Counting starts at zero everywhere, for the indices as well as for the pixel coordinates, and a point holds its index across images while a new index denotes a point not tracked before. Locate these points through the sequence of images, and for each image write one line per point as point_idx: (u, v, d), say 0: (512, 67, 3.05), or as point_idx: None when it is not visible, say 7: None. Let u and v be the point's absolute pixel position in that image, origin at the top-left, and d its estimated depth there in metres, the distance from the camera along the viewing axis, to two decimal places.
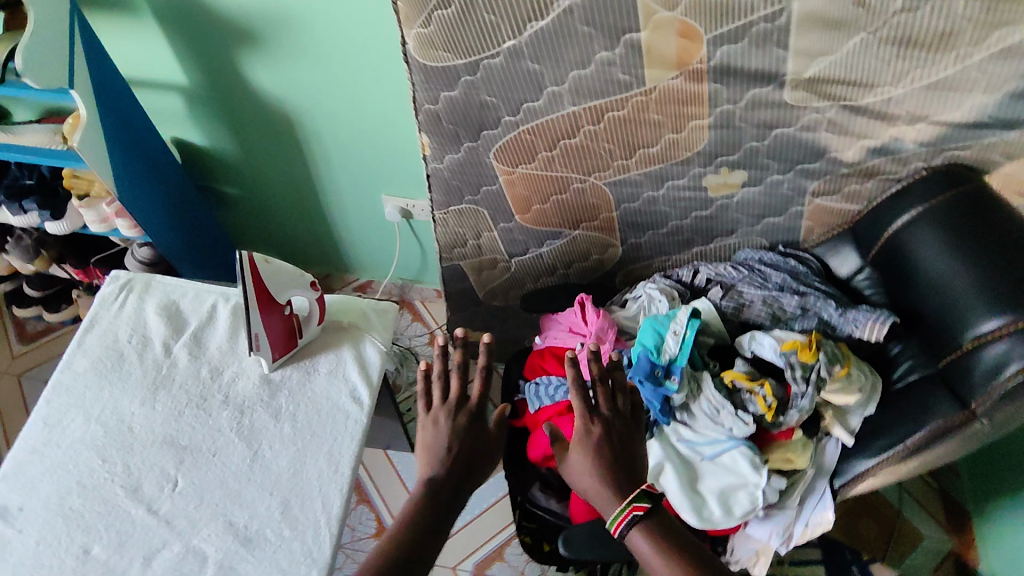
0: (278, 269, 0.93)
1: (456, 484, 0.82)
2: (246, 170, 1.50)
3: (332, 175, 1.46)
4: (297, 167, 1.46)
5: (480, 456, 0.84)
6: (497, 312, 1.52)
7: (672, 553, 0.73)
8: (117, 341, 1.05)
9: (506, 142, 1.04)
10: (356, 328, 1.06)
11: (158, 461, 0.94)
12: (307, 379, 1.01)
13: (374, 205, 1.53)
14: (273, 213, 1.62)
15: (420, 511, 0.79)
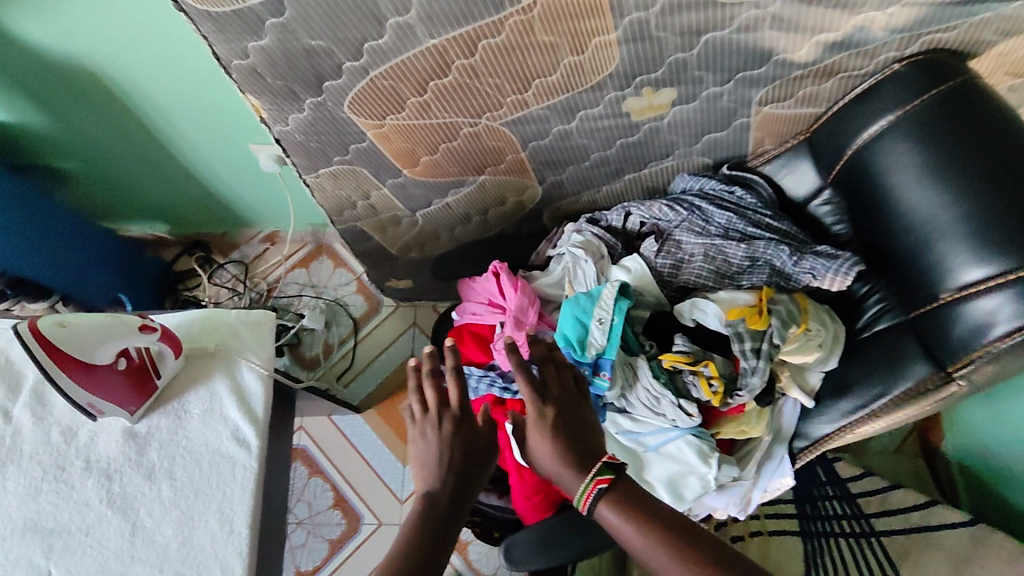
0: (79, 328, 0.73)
1: (456, 503, 0.67)
2: (73, 139, 1.20)
3: (182, 131, 1.18)
4: (134, 126, 1.17)
5: (473, 466, 0.68)
6: (418, 264, 1.32)
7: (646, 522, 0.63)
8: None
9: (360, 93, 0.77)
10: (225, 351, 0.88)
11: (22, 554, 0.78)
12: (179, 425, 0.85)
13: (246, 157, 1.26)
14: (133, 179, 1.35)
15: (419, 541, 0.63)
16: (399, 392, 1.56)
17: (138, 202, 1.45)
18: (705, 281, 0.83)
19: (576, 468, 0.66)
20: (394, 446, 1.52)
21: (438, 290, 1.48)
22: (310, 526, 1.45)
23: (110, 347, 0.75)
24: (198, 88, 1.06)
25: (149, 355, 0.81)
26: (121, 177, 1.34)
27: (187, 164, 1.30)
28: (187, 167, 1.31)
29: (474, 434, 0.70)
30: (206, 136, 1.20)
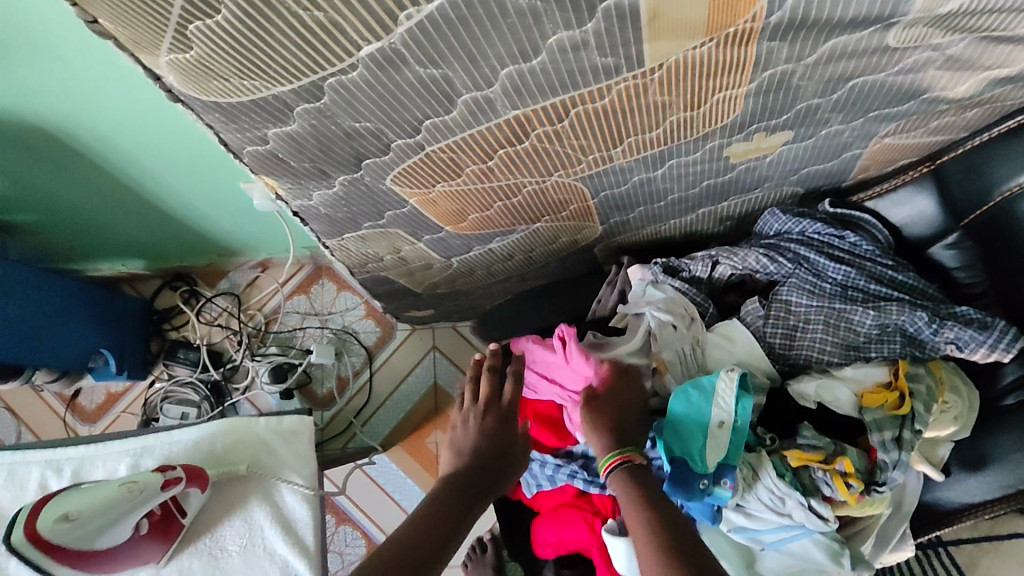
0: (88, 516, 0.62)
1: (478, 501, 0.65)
2: (22, 193, 1.00)
3: (156, 176, 0.99)
4: (95, 175, 0.98)
5: (501, 461, 0.69)
6: (444, 298, 1.17)
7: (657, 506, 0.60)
8: None
9: (410, 166, 0.61)
10: (261, 472, 0.74)
11: None
12: (216, 567, 0.71)
13: (233, 194, 1.07)
14: (99, 224, 1.15)
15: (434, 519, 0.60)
16: (424, 424, 1.43)
17: (107, 244, 1.25)
18: (829, 355, 0.70)
19: (613, 439, 0.66)
20: (426, 484, 1.39)
21: (463, 316, 1.33)
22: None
23: (123, 523, 0.64)
24: (172, 131, 0.86)
25: (171, 499, 0.68)
26: (86, 224, 1.15)
27: (164, 204, 1.10)
28: (162, 208, 1.12)
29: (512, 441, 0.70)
30: (186, 177, 1.01)
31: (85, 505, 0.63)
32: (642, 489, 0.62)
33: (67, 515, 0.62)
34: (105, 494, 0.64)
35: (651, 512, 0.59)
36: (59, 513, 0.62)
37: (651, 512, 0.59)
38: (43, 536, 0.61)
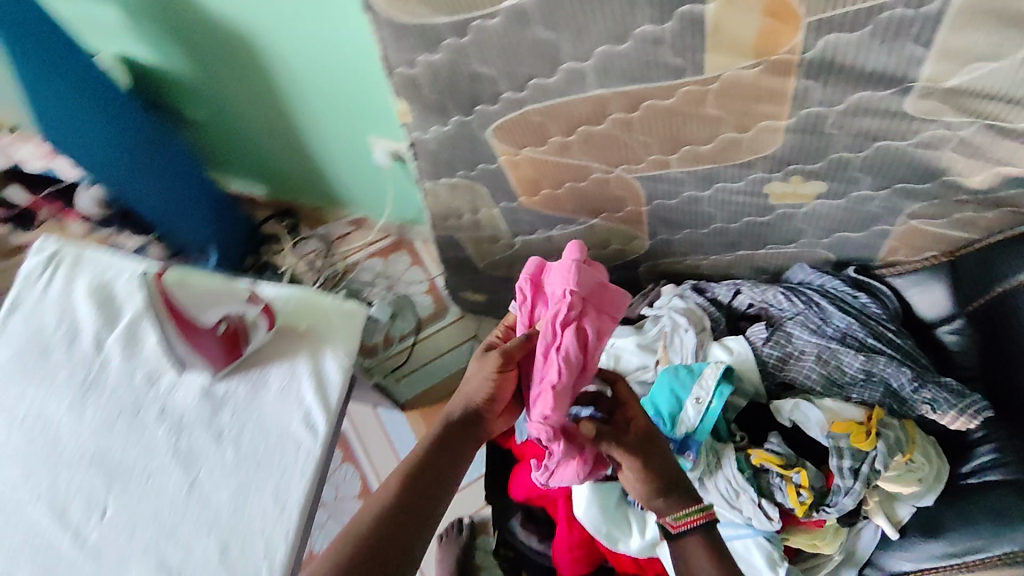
0: (193, 288, 0.92)
1: (437, 485, 0.70)
2: (209, 93, 1.26)
3: (310, 109, 1.23)
4: (267, 96, 1.22)
5: (458, 442, 0.72)
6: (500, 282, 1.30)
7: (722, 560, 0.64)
8: (43, 330, 0.91)
9: (508, 122, 0.78)
10: (315, 335, 0.90)
11: (86, 483, 0.82)
12: (255, 395, 0.86)
13: (361, 145, 1.29)
14: (251, 139, 1.40)
15: (382, 517, 0.66)
16: (443, 399, 1.54)
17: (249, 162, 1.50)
18: (812, 383, 0.80)
19: (669, 491, 0.67)
20: None
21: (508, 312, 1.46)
22: (333, 512, 1.45)
23: (213, 307, 0.90)
24: (337, 70, 1.09)
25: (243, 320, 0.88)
26: (241, 138, 1.40)
27: (305, 138, 1.34)
28: (302, 141, 1.35)
29: (491, 412, 0.74)
30: (329, 117, 1.23)
31: (196, 283, 0.93)
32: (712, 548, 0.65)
33: (185, 279, 0.94)
34: (214, 282, 0.94)
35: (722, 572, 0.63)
36: (180, 278, 0.93)
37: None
38: (162, 282, 0.89)
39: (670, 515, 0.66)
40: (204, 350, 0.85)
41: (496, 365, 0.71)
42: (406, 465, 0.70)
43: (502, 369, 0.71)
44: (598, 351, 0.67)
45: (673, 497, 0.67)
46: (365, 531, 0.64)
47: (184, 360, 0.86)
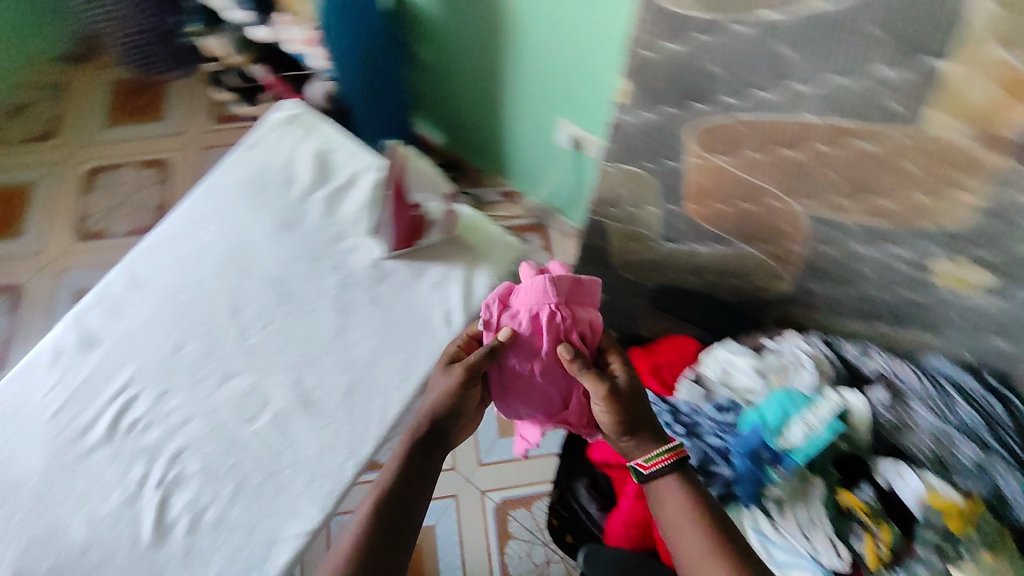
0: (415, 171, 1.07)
1: (411, 497, 0.81)
2: (444, 36, 1.43)
3: (523, 74, 1.35)
4: (492, 51, 1.36)
5: (420, 464, 0.83)
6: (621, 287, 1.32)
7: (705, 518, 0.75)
8: (268, 170, 1.11)
9: (715, 124, 0.89)
10: (476, 252, 1.03)
11: (263, 295, 0.99)
12: (413, 280, 1.00)
13: (549, 125, 1.42)
14: (456, 89, 1.56)
15: (367, 532, 0.76)
16: None
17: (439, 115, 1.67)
18: (919, 456, 0.82)
19: (649, 437, 0.81)
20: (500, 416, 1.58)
21: None
22: None
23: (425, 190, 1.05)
24: (568, 48, 1.21)
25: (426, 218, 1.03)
26: (448, 89, 1.58)
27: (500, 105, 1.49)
28: (496, 106, 1.50)
29: (452, 423, 0.86)
30: (536, 90, 1.36)
31: (418, 168, 1.08)
32: (686, 511, 0.76)
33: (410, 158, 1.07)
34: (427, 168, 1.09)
35: (699, 527, 0.74)
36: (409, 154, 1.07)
37: (701, 536, 0.74)
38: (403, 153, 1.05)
39: (642, 457, 0.80)
40: (398, 222, 1.00)
41: (462, 377, 0.83)
42: (386, 488, 0.80)
43: (467, 382, 0.84)
44: (593, 337, 0.86)
45: (645, 441, 0.81)
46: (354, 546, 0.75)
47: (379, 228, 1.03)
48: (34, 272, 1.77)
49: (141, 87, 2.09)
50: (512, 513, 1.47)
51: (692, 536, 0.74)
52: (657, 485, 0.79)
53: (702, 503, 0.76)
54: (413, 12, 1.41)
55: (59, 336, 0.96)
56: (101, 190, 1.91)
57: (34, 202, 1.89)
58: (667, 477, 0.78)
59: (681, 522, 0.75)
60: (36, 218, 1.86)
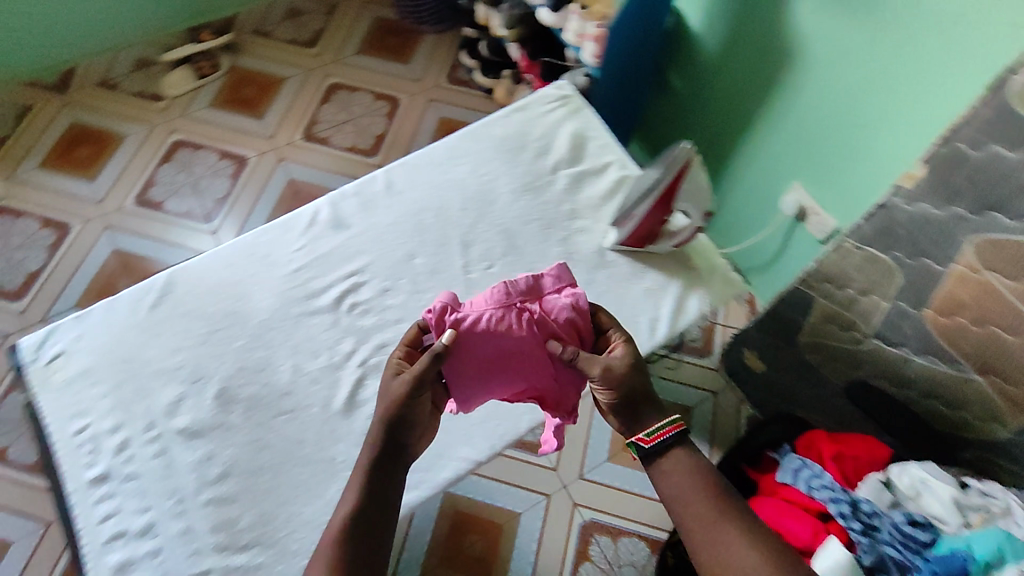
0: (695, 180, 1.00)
1: (378, 510, 0.75)
2: (706, 79, 1.43)
3: (776, 140, 1.33)
4: (751, 108, 1.35)
5: (383, 482, 0.75)
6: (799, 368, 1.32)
7: (711, 505, 0.75)
8: (527, 133, 1.16)
9: (1008, 242, 0.86)
10: (697, 275, 1.03)
11: (492, 241, 1.06)
12: (630, 279, 1.02)
13: (777, 192, 1.37)
14: (689, 128, 1.56)
15: (342, 542, 0.72)
16: None
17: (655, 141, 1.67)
18: None
19: (651, 412, 0.80)
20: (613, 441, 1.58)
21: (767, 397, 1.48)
22: None
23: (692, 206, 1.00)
24: (844, 137, 1.17)
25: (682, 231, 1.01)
26: (678, 122, 1.58)
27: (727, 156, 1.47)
28: (723, 155, 1.48)
29: (407, 434, 0.76)
30: (780, 158, 1.33)
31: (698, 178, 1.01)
32: (693, 499, 0.76)
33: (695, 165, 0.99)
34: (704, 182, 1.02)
35: (711, 514, 0.75)
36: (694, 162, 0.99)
37: (708, 515, 0.75)
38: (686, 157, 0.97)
39: (641, 432, 0.79)
40: (647, 226, 0.99)
41: (410, 388, 0.74)
42: (348, 503, 0.74)
43: (416, 395, 0.75)
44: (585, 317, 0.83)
45: (643, 416, 0.79)
46: (337, 555, 0.71)
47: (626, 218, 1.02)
48: (260, 153, 1.97)
49: (398, 29, 2.26)
50: (596, 537, 1.46)
51: (705, 513, 0.75)
52: (663, 458, 0.79)
53: (703, 488, 0.76)
54: (690, 48, 1.43)
55: (318, 209, 1.07)
56: (336, 104, 2.08)
57: (281, 94, 2.09)
58: (672, 448, 0.79)
59: (693, 505, 0.76)
60: (276, 110, 2.06)
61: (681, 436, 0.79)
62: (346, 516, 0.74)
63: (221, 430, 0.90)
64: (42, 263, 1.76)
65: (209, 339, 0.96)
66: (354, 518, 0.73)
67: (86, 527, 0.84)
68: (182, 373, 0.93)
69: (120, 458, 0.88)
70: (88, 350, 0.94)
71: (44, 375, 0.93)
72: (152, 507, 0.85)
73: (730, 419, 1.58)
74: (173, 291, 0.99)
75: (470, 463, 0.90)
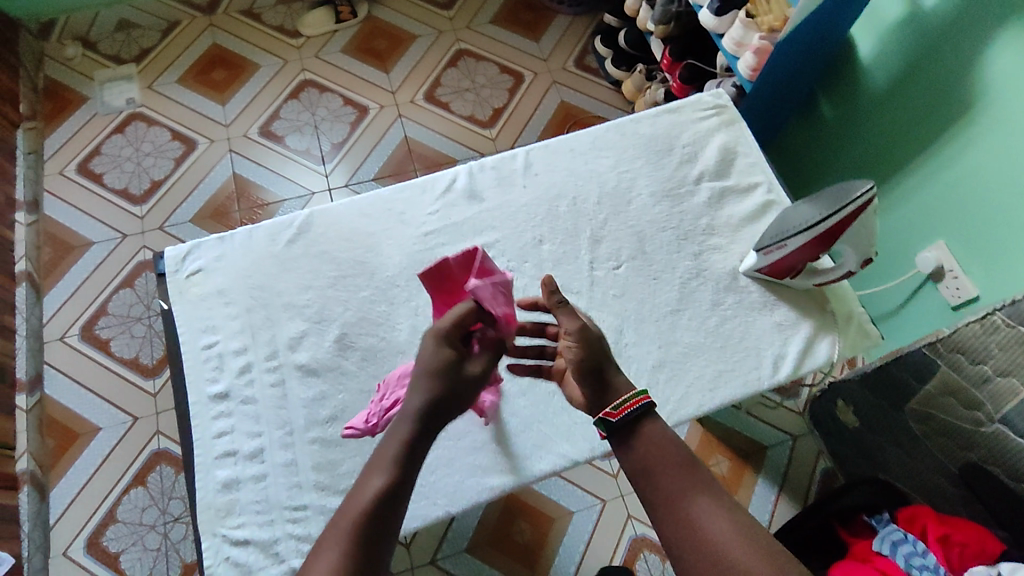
0: (868, 226, 0.87)
1: (403, 503, 0.64)
2: (864, 115, 1.35)
3: (927, 192, 1.24)
4: (908, 154, 1.26)
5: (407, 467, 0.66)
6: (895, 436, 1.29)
7: (680, 480, 0.67)
8: (675, 137, 1.13)
9: None
10: (832, 319, 0.99)
11: (623, 241, 1.03)
12: (760, 310, 0.99)
13: (910, 246, 1.29)
14: (824, 161, 1.48)
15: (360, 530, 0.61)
16: (731, 449, 1.58)
17: (784, 167, 1.61)
18: None
19: (628, 389, 0.74)
20: None
21: (852, 456, 1.45)
22: None
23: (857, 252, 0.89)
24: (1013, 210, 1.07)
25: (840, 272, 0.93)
26: (813, 152, 1.50)
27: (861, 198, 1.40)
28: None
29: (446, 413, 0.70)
30: (928, 214, 1.24)
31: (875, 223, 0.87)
32: (657, 467, 0.68)
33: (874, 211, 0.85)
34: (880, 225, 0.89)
35: (678, 487, 0.67)
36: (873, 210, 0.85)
37: (676, 485, 0.67)
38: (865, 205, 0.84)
39: (611, 407, 0.72)
40: (792, 259, 0.94)
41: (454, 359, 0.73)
42: (371, 487, 0.64)
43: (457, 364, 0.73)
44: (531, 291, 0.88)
45: (612, 394, 0.73)
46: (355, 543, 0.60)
47: (769, 250, 0.95)
48: (380, 106, 1.99)
49: (534, 4, 2.19)
50: (645, 553, 1.44)
51: (676, 482, 0.67)
52: (633, 434, 0.71)
53: (673, 461, 0.68)
54: (857, 79, 1.35)
55: (456, 175, 1.07)
56: (460, 70, 2.06)
57: (409, 51, 2.08)
58: (643, 421, 0.71)
59: (660, 478, 0.68)
60: (402, 65, 2.06)
61: (649, 412, 0.72)
62: (378, 494, 0.63)
63: (336, 373, 0.92)
64: (166, 173, 1.85)
65: (337, 284, 0.98)
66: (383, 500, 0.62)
67: (201, 438, 0.88)
68: (308, 310, 0.96)
69: (240, 379, 0.91)
70: (226, 271, 0.99)
71: (183, 286, 0.98)
72: (263, 433, 0.88)
73: (805, 467, 1.57)
74: (309, 230, 1.02)
75: (566, 461, 0.88)
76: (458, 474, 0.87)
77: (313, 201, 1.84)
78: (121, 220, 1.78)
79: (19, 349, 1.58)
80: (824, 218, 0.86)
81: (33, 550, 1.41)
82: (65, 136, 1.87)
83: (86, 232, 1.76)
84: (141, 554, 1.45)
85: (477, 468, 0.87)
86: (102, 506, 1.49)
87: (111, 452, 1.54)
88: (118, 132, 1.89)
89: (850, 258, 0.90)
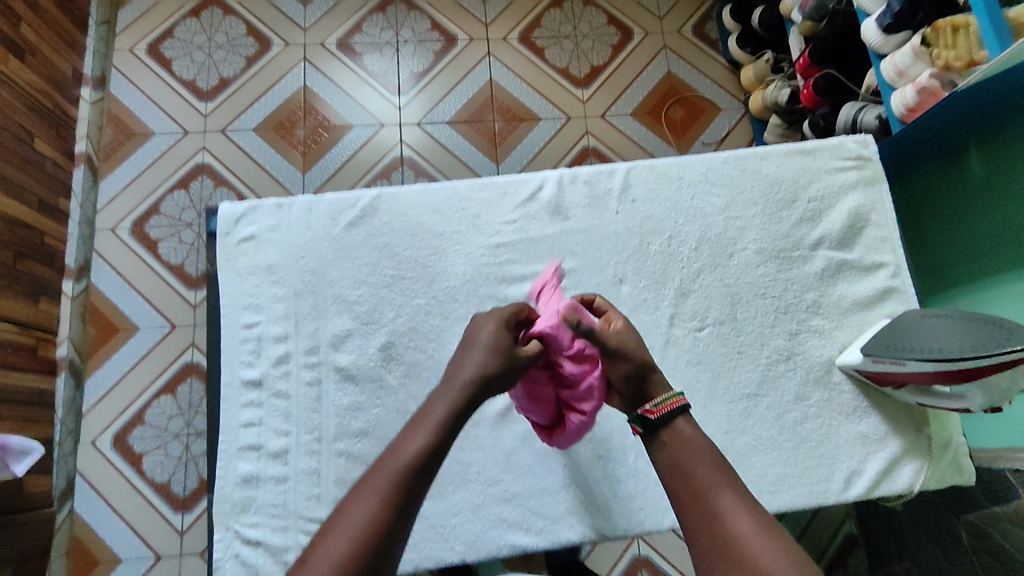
0: (1002, 380, 0.75)
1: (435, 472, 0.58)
2: None
3: None
4: None
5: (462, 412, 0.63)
6: (932, 540, 1.11)
7: (707, 474, 0.61)
8: (803, 186, 0.97)
9: None
10: (925, 444, 0.88)
11: (713, 301, 0.92)
12: (848, 416, 0.89)
13: None
14: None
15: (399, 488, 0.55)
16: None
17: None
18: None
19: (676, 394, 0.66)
20: None
21: (884, 531, 1.27)
22: None
23: (979, 398, 0.78)
24: None
25: (951, 405, 0.82)
26: None
27: (963, 295, 1.14)
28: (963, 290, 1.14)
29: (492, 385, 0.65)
30: None
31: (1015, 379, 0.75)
32: (686, 464, 0.62)
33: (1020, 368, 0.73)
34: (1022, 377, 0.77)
35: (704, 478, 0.60)
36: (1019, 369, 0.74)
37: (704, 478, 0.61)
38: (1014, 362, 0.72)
39: (651, 402, 0.67)
40: (906, 378, 0.82)
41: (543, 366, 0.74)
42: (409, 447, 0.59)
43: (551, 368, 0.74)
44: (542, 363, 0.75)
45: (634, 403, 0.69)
46: (391, 496, 0.55)
47: (879, 359, 0.83)
48: (470, 39, 1.81)
49: None
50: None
51: (699, 478, 0.60)
52: (666, 436, 0.65)
53: (701, 460, 0.62)
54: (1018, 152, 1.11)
55: (543, 183, 0.95)
56: (563, 12, 1.84)
57: None
58: (675, 419, 0.66)
59: (689, 470, 0.62)
60: None
61: (685, 413, 0.66)
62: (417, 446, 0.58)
63: (375, 385, 0.86)
64: (237, 71, 1.74)
65: (392, 285, 0.90)
66: (415, 472, 0.56)
67: (229, 424, 0.85)
68: (358, 308, 0.89)
69: (277, 370, 0.87)
70: (279, 244, 0.91)
71: (233, 253, 0.91)
72: (291, 433, 0.85)
73: (825, 529, 1.39)
74: (373, 215, 0.93)
75: (596, 535, 0.83)
76: (481, 523, 0.83)
77: (382, 133, 1.72)
78: (184, 114, 1.70)
79: (71, 234, 1.56)
80: (958, 358, 0.74)
81: (64, 434, 1.47)
82: (138, 11, 1.75)
83: (148, 120, 1.69)
84: (163, 458, 1.49)
85: (503, 520, 0.84)
86: (133, 404, 1.52)
87: (146, 355, 1.55)
88: (192, 16, 1.76)
89: (968, 400, 0.80)
